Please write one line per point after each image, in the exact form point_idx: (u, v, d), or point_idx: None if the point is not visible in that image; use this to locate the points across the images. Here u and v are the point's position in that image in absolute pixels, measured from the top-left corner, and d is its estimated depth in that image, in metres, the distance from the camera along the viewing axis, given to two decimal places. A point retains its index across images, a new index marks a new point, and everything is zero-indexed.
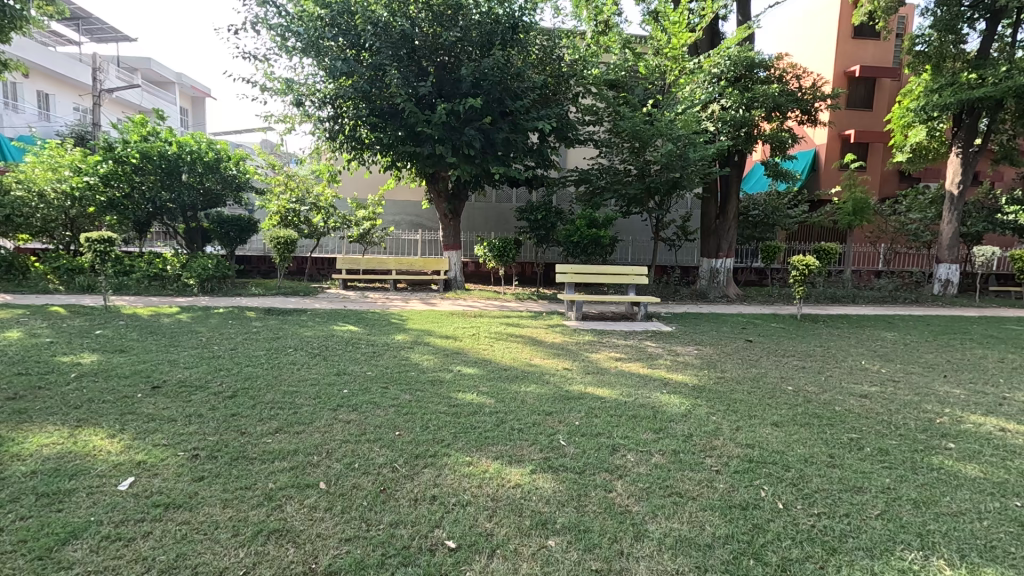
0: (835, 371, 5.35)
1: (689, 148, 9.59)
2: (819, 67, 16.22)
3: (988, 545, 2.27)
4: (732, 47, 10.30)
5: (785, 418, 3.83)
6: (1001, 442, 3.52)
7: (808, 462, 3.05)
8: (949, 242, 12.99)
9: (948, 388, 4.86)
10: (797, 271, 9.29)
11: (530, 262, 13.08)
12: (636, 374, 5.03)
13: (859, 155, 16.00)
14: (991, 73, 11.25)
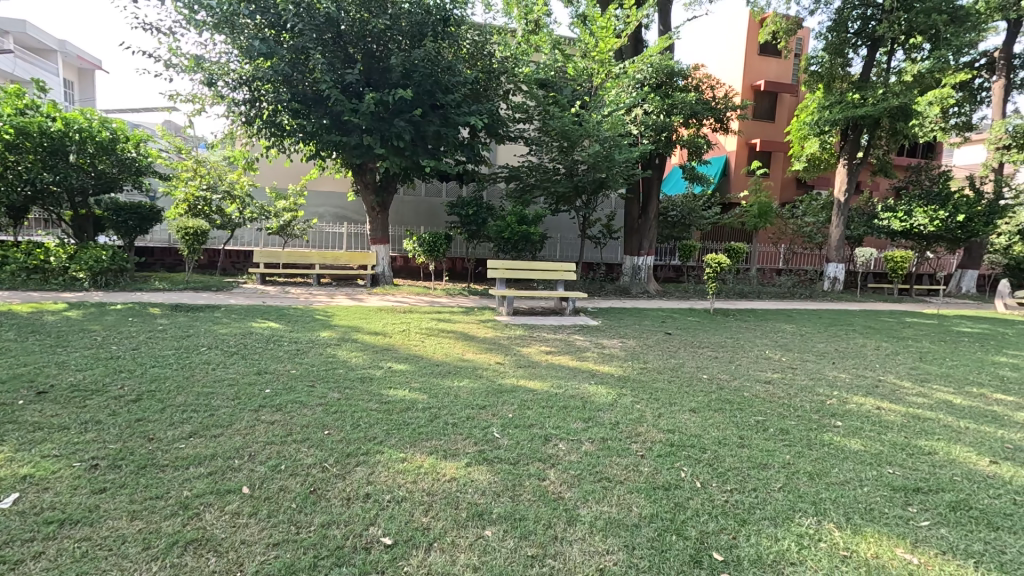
0: (743, 360, 5.84)
1: (614, 150, 10.01)
2: (730, 79, 17.50)
3: (869, 507, 2.59)
4: (654, 55, 10.88)
5: (701, 404, 4.13)
6: (878, 418, 4.03)
7: (721, 444, 3.32)
8: (837, 244, 14.54)
9: (836, 372, 5.48)
10: (710, 268, 9.98)
11: (460, 257, 13.05)
12: (566, 367, 5.21)
13: (763, 162, 17.49)
14: (871, 95, 12.71)
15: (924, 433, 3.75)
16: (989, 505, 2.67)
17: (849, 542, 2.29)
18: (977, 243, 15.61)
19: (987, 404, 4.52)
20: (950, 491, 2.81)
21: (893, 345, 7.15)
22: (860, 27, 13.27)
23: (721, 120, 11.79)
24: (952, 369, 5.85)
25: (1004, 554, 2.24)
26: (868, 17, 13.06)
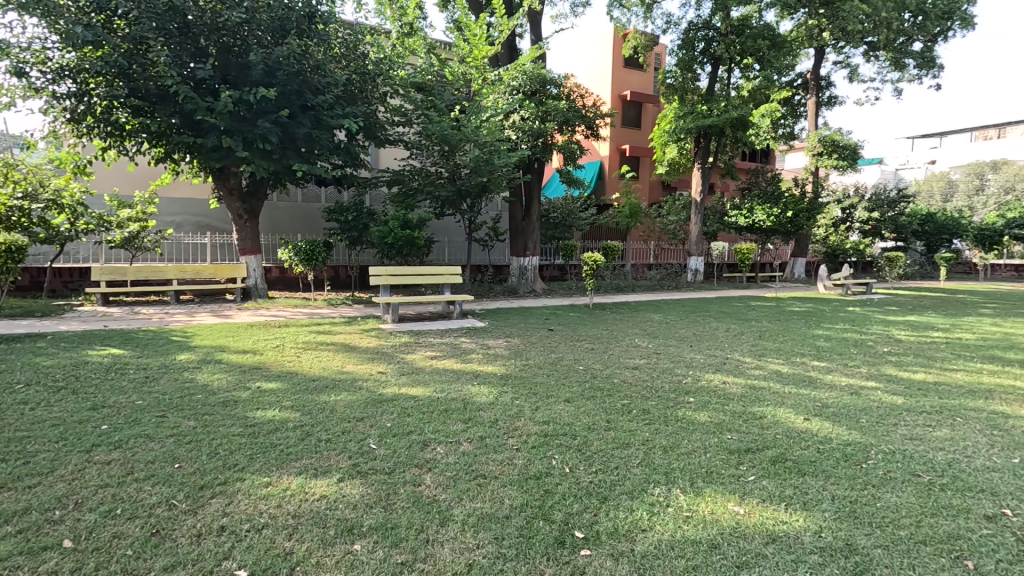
0: (615, 350, 6.32)
1: (493, 155, 10.25)
2: (599, 88, 18.79)
3: (709, 470, 2.96)
4: (527, 63, 11.36)
5: (574, 394, 4.41)
6: (722, 391, 4.61)
7: (590, 429, 3.58)
8: (696, 239, 16.26)
9: (693, 354, 6.13)
10: (588, 266, 10.61)
11: (343, 265, 12.51)
12: (449, 370, 5.23)
13: (632, 166, 19.03)
14: (716, 107, 14.38)
15: (757, 400, 4.37)
16: (799, 455, 3.18)
17: (691, 504, 2.59)
18: (805, 235, 18.36)
19: (805, 370, 5.39)
20: (772, 448, 3.30)
21: (739, 326, 8.20)
22: (705, 46, 14.90)
23: (592, 128, 12.59)
24: (782, 343, 6.85)
25: (807, 494, 2.69)
26: (710, 38, 14.73)
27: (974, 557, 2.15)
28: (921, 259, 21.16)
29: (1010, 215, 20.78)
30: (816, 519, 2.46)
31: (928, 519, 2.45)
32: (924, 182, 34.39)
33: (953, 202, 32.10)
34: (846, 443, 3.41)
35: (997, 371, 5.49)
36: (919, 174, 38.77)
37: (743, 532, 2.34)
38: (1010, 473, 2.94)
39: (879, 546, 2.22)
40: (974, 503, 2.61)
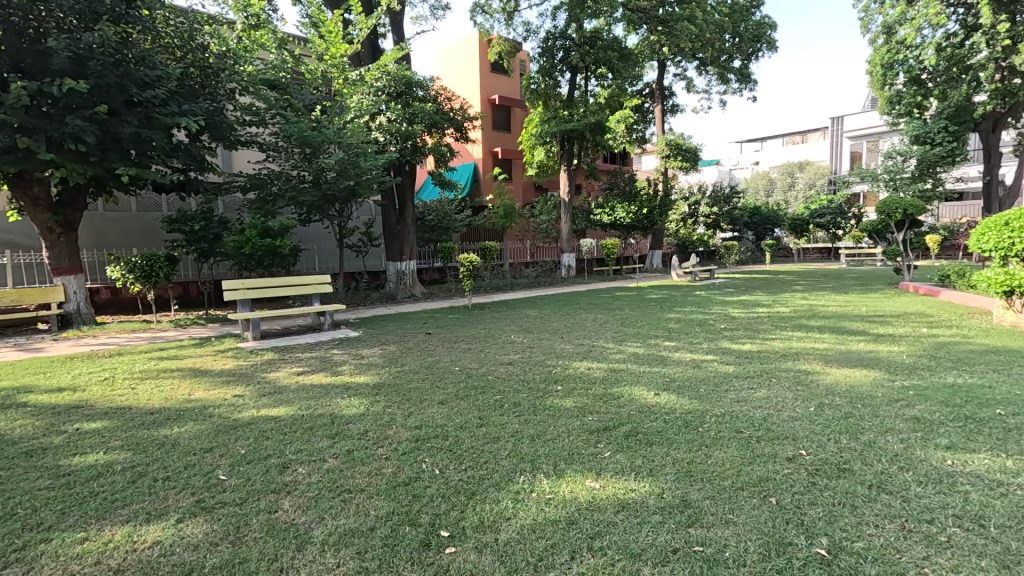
0: (491, 347, 6.46)
1: (359, 157, 9.85)
2: (468, 92, 19.05)
3: (571, 452, 3.16)
4: (390, 64, 11.11)
5: (449, 395, 4.42)
6: (587, 377, 4.95)
7: (461, 428, 3.61)
8: (567, 237, 17.21)
9: (563, 345, 6.49)
10: (464, 268, 10.64)
11: (192, 281, 11.17)
12: (317, 386, 4.92)
13: (504, 168, 19.58)
14: (575, 113, 15.31)
15: (615, 381, 4.77)
16: (649, 428, 3.52)
17: (553, 487, 2.74)
18: (659, 230, 20.37)
19: (658, 350, 6.01)
20: (626, 424, 3.61)
21: (605, 315, 8.87)
22: (563, 55, 15.77)
23: (461, 131, 12.69)
24: (641, 328, 7.55)
25: (653, 461, 2.99)
26: (567, 47, 15.64)
27: (777, 494, 2.56)
28: (752, 247, 24.65)
29: (812, 207, 25.09)
30: (659, 482, 2.75)
31: (745, 467, 2.87)
32: (751, 180, 40.15)
33: (773, 197, 37.89)
34: (686, 411, 3.85)
35: (803, 336, 6.61)
36: (747, 174, 45.16)
37: (597, 505, 2.54)
38: (805, 420, 3.55)
39: (707, 497, 2.55)
40: (779, 448, 3.11)
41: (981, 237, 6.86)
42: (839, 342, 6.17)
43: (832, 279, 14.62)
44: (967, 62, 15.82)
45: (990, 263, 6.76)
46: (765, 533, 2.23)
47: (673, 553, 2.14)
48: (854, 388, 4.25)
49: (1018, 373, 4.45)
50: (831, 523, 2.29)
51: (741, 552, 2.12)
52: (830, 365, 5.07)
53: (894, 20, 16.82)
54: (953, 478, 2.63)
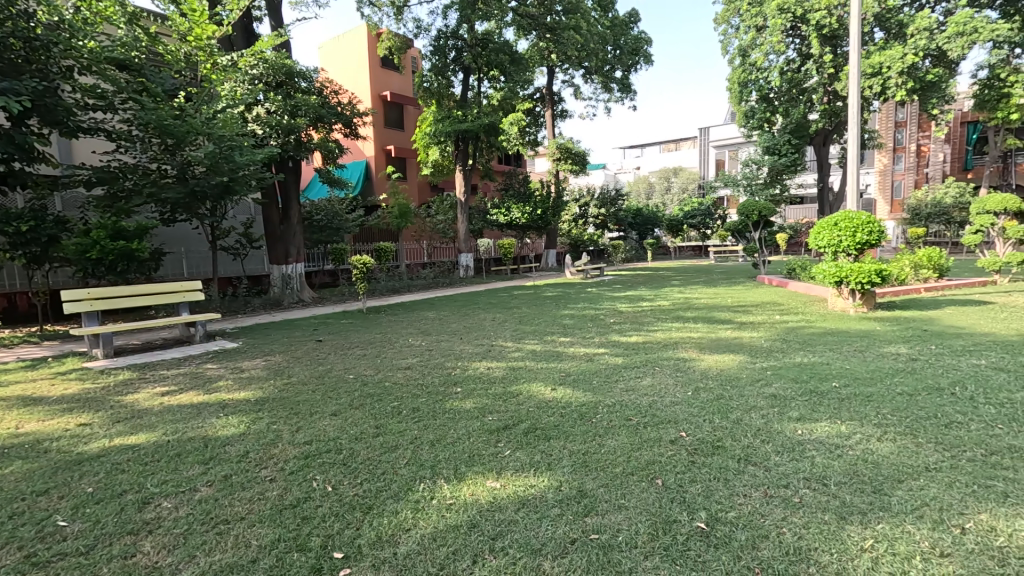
0: (387, 352, 6.23)
1: (235, 151, 8.92)
2: (357, 87, 18.22)
3: (471, 454, 3.13)
4: (267, 50, 10.28)
5: (342, 405, 4.17)
6: (486, 377, 4.95)
7: (356, 440, 3.42)
8: (465, 237, 17.18)
9: (463, 346, 6.45)
10: (357, 270, 10.11)
11: (20, 291, 9.41)
12: (187, 406, 4.36)
13: (398, 167, 19.07)
14: (469, 113, 15.32)
15: (514, 379, 4.83)
16: (546, 423, 3.60)
17: (454, 491, 2.69)
18: (553, 230, 21.11)
19: (553, 346, 6.22)
20: (525, 421, 3.67)
21: (504, 314, 8.99)
22: (456, 55, 15.73)
23: (351, 126, 12.11)
24: (538, 325, 7.77)
25: (551, 455, 3.07)
26: (460, 48, 15.61)
27: (663, 475, 2.75)
28: (636, 245, 26.57)
29: (686, 208, 27.65)
30: (557, 475, 2.82)
31: (635, 453, 3.05)
32: (634, 183, 43.27)
33: (653, 199, 41.15)
34: (580, 404, 4.02)
35: (680, 327, 7.25)
36: (630, 177, 48.55)
37: (498, 505, 2.53)
38: (684, 403, 3.88)
39: (601, 485, 2.67)
40: (663, 432, 3.35)
41: (817, 236, 8.00)
42: (711, 330, 6.85)
43: (703, 274, 16.24)
44: (802, 85, 18.45)
45: (824, 258, 7.92)
46: (653, 514, 2.38)
47: (571, 544, 2.20)
48: (723, 371, 4.74)
49: (846, 350, 5.26)
50: (708, 497, 2.51)
51: (632, 535, 2.24)
52: (702, 352, 5.60)
53: (746, 44, 19.11)
54: (802, 445, 3.03)
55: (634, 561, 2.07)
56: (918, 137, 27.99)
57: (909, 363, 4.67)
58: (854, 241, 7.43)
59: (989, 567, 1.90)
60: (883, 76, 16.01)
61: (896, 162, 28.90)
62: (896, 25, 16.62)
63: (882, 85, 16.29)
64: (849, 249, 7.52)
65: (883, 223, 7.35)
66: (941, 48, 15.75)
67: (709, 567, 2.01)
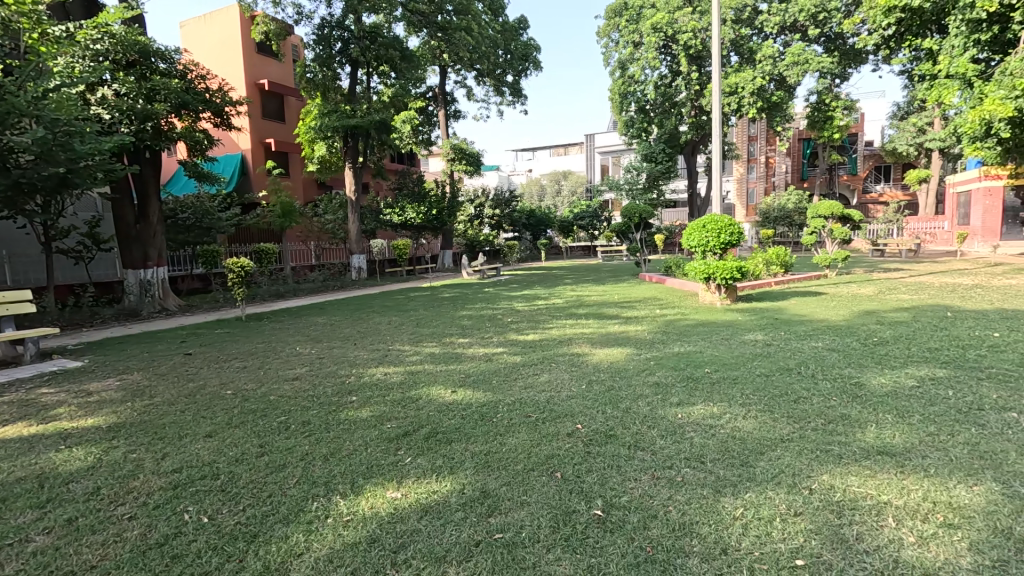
0: (272, 363, 5.74)
1: (75, 138, 7.54)
2: (228, 73, 16.55)
3: (369, 466, 2.99)
4: (113, 23, 8.98)
5: (219, 425, 3.76)
6: (383, 383, 4.76)
7: (237, 462, 3.10)
8: (356, 237, 16.43)
9: (357, 352, 6.16)
10: (233, 274, 9.17)
11: None
12: (14, 440, 3.64)
13: (279, 162, 17.69)
14: (358, 109, 14.68)
15: (415, 384, 4.69)
16: (447, 426, 3.56)
17: (351, 507, 2.55)
18: (449, 230, 20.99)
19: (452, 348, 6.17)
20: (426, 425, 3.60)
21: (401, 317, 8.75)
22: (342, 47, 15.01)
23: (222, 116, 10.98)
24: (437, 327, 7.67)
25: (453, 459, 3.03)
26: (346, 40, 14.89)
27: (561, 468, 2.85)
28: (530, 245, 27.36)
29: (575, 210, 29.09)
30: (460, 479, 2.80)
31: (534, 448, 3.12)
32: (526, 184, 44.58)
33: (545, 201, 42.71)
34: (481, 404, 4.02)
35: (574, 323, 7.59)
36: (523, 179, 49.85)
37: (399, 516, 2.44)
38: (579, 397, 4.06)
39: (504, 484, 2.69)
40: (561, 425, 3.47)
41: (689, 237, 8.81)
42: (601, 326, 7.25)
43: (592, 272, 17.19)
44: (674, 99, 20.30)
45: (696, 256, 8.77)
46: (553, 507, 2.46)
47: (475, 546, 2.19)
48: (613, 364, 5.05)
49: (716, 339, 5.89)
50: (603, 484, 2.65)
51: (534, 529, 2.28)
52: (594, 346, 5.92)
53: (626, 58, 20.55)
54: (683, 428, 3.32)
55: (537, 555, 2.12)
56: (767, 151, 32.11)
57: (765, 348, 5.34)
58: (719, 241, 8.34)
59: (830, 519, 2.24)
60: (739, 95, 18.32)
61: (750, 172, 32.89)
62: (748, 51, 18.89)
63: (738, 103, 18.60)
64: (715, 249, 8.41)
65: (741, 226, 8.32)
66: (782, 74, 18.25)
67: (606, 551, 2.11)
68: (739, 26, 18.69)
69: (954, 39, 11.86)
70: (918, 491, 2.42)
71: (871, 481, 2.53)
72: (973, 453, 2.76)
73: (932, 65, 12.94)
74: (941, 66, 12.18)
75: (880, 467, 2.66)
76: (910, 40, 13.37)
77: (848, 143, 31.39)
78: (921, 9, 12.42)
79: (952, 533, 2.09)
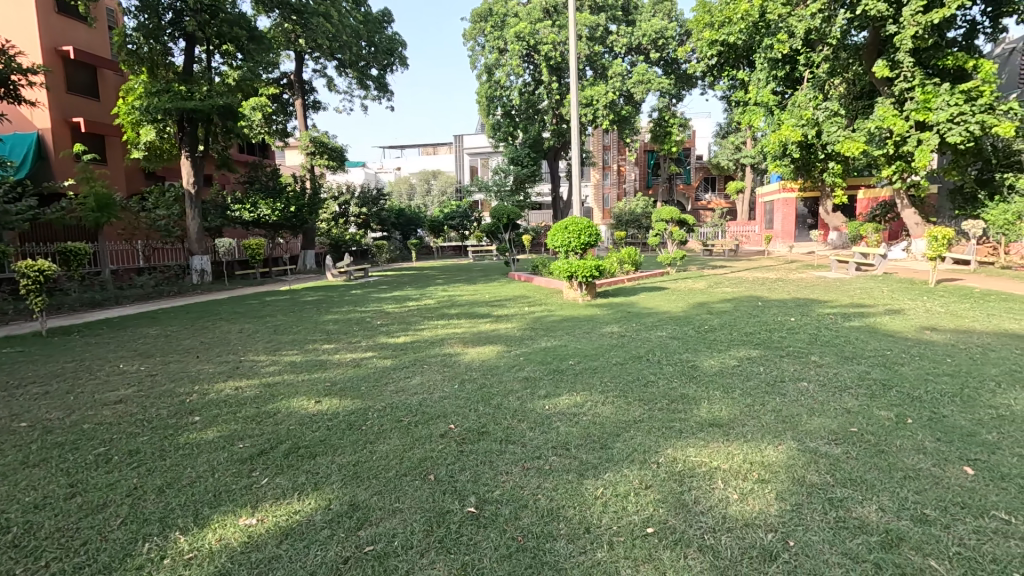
0: (86, 385, 4.79)
1: None
2: (16, 34, 13.45)
3: (218, 493, 2.66)
4: None
5: (9, 466, 3.04)
6: (233, 399, 4.26)
7: (38, 508, 2.54)
8: (197, 236, 14.51)
9: (200, 366, 5.43)
10: (29, 280, 7.49)
11: None
12: None
13: (92, 146, 14.90)
14: (197, 90, 12.95)
15: (273, 397, 4.28)
16: (310, 439, 3.30)
17: (195, 542, 2.24)
18: (310, 229, 19.52)
19: (316, 355, 5.76)
20: (286, 441, 3.30)
21: (255, 324, 7.93)
22: (174, 18, 13.13)
23: (7, 86, 8.95)
24: (297, 334, 7.08)
25: (317, 474, 2.82)
26: (179, 10, 13.06)
27: (435, 469, 2.83)
28: (400, 245, 26.63)
29: (445, 210, 29.07)
30: (326, 494, 2.62)
31: (407, 453, 3.04)
32: (395, 183, 43.44)
33: (414, 200, 41.97)
34: (351, 412, 3.82)
35: (446, 324, 7.56)
36: (390, 177, 48.32)
37: (256, 544, 2.21)
38: (452, 396, 4.07)
39: (375, 494, 2.58)
40: (433, 427, 3.44)
41: (553, 238, 9.30)
42: (472, 325, 7.32)
43: (463, 272, 17.34)
44: (536, 106, 21.34)
45: (559, 256, 9.31)
46: (426, 510, 2.42)
47: (344, 563, 2.07)
48: (484, 362, 5.14)
49: (578, 333, 6.31)
50: (476, 481, 2.68)
51: (408, 535, 2.23)
52: (467, 345, 5.97)
53: (491, 63, 20.98)
54: (550, 418, 3.49)
55: (410, 562, 2.06)
56: (618, 159, 35.24)
57: (619, 339, 5.87)
58: (579, 241, 8.96)
59: (673, 488, 2.53)
60: (594, 107, 19.85)
61: (605, 178, 35.81)
62: (601, 67, 20.54)
63: (593, 114, 20.18)
64: (576, 248, 9.01)
65: (598, 227, 9.02)
66: (629, 91, 20.13)
67: (479, 547, 2.14)
68: (592, 43, 20.12)
69: (760, 73, 14.23)
70: (739, 454, 2.85)
71: (705, 450, 2.92)
72: (778, 417, 3.35)
73: (744, 93, 15.35)
74: (751, 95, 14.46)
75: (711, 437, 3.08)
76: (728, 70, 15.71)
77: (684, 155, 35.76)
78: (736, 44, 14.70)
79: (763, 487, 2.50)
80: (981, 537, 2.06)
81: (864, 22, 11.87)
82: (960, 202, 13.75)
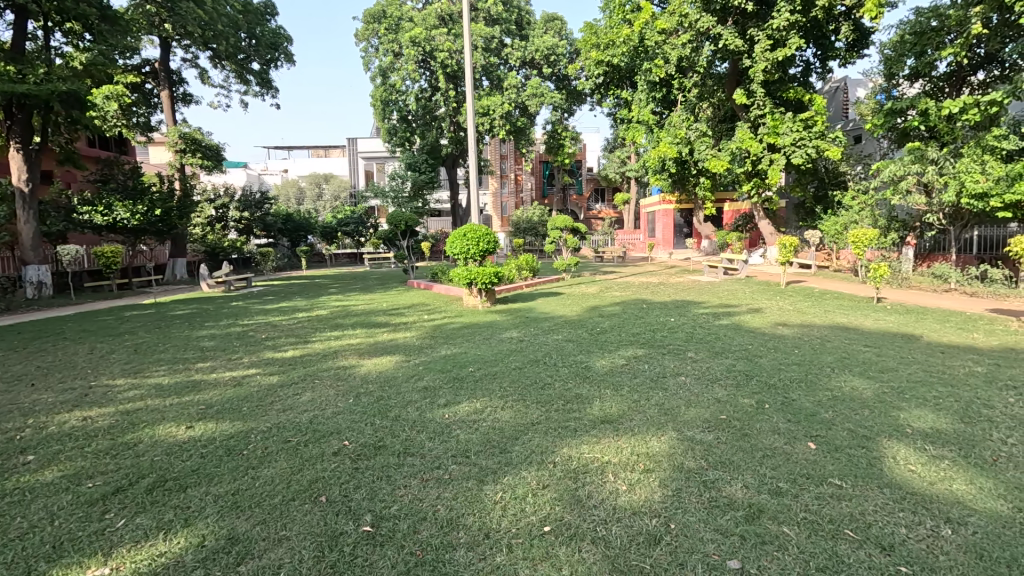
0: None
1: None
2: None
3: (58, 543, 2.27)
4: None
5: None
6: (79, 431, 3.67)
7: None
8: (32, 243, 12.38)
9: (34, 396, 4.59)
10: None
11: None
12: None
13: None
14: (30, 72, 10.99)
15: (132, 426, 3.74)
16: (180, 470, 2.95)
17: None
18: (180, 236, 17.50)
19: (187, 375, 5.16)
20: (149, 474, 2.91)
21: (109, 343, 6.90)
22: None
23: None
24: (163, 352, 6.30)
25: (188, 509, 2.52)
26: None
27: (326, 491, 2.66)
28: (288, 253, 24.92)
29: (339, 215, 27.76)
30: (198, 531, 2.34)
31: (295, 476, 2.84)
32: (280, 186, 40.64)
33: (304, 205, 39.71)
34: (229, 436, 3.47)
35: (339, 335, 7.18)
36: (275, 178, 45.01)
37: None
38: (346, 411, 3.87)
39: (257, 523, 2.37)
40: (325, 446, 3.24)
41: (452, 245, 9.21)
42: (367, 336, 7.03)
43: (358, 281, 16.63)
44: (433, 112, 21.11)
45: (458, 263, 9.25)
46: (317, 535, 2.27)
47: None
48: (381, 373, 4.97)
49: (478, 339, 6.33)
50: (372, 498, 2.57)
51: (296, 565, 2.08)
52: (363, 356, 5.74)
53: (386, 67, 20.43)
54: (450, 427, 3.46)
55: None
56: (515, 169, 36.26)
57: (517, 344, 6.00)
58: (478, 248, 8.95)
59: (569, 485, 2.64)
60: (490, 117, 20.08)
61: (503, 187, 36.60)
62: (496, 78, 20.90)
63: (490, 124, 20.40)
64: (475, 256, 9.02)
65: (495, 235, 9.11)
66: (524, 103, 20.73)
67: (375, 566, 2.06)
68: (488, 54, 20.44)
69: (641, 94, 15.44)
70: (626, 447, 3.04)
71: (598, 447, 3.07)
72: (660, 411, 3.63)
73: (628, 111, 16.57)
74: (634, 113, 15.63)
75: (603, 433, 3.26)
76: (614, 89, 16.86)
77: (576, 168, 37.68)
78: (619, 66, 15.84)
79: (648, 476, 2.70)
80: (822, 502, 2.40)
81: (725, 55, 13.38)
82: (803, 215, 16.00)
